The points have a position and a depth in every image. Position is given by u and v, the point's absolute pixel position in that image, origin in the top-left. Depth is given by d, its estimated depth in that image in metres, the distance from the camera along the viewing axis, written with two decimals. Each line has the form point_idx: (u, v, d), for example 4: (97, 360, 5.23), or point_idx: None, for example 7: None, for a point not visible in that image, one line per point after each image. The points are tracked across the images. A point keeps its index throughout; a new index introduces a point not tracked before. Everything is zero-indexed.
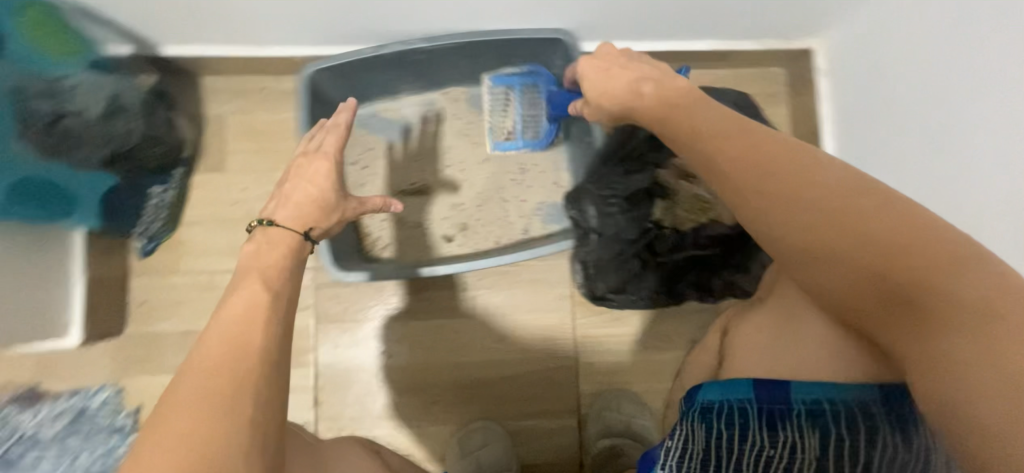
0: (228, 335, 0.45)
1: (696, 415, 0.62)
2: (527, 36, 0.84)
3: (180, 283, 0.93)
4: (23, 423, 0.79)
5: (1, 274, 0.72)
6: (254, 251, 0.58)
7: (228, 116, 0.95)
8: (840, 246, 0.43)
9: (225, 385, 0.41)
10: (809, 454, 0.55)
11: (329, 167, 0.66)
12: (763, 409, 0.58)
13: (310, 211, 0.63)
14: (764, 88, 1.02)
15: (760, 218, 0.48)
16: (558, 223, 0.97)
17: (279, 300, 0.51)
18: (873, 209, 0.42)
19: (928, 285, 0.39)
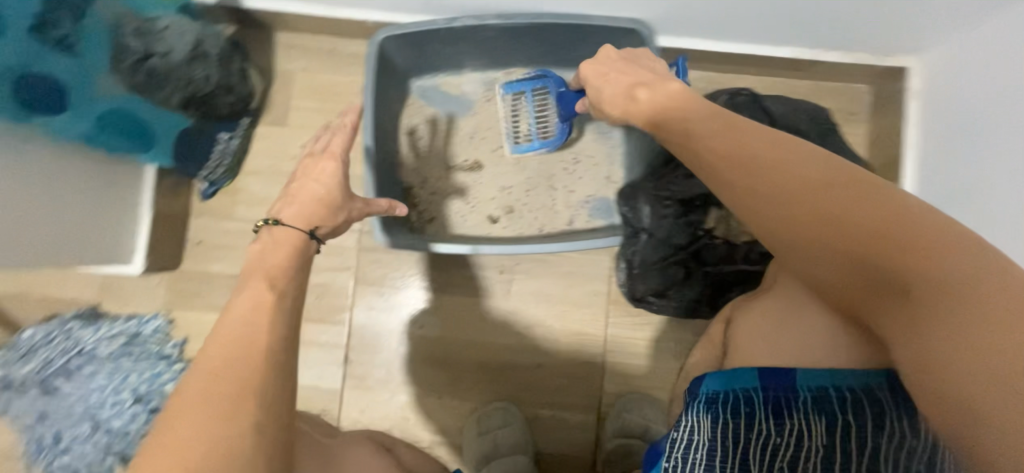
0: (231, 335, 0.45)
1: (702, 406, 0.63)
2: (601, 24, 0.81)
3: (234, 228, 0.97)
4: (83, 338, 0.89)
5: (75, 205, 0.76)
6: (258, 252, 0.55)
7: (296, 73, 0.98)
8: (841, 239, 0.43)
9: (226, 391, 0.42)
10: (816, 442, 0.54)
11: (336, 166, 0.62)
12: (769, 398, 0.59)
13: (316, 211, 0.59)
14: (844, 105, 0.97)
15: (761, 211, 0.47)
16: (604, 218, 0.95)
17: (284, 299, 0.50)
18: (870, 201, 0.42)
19: (927, 280, 0.40)
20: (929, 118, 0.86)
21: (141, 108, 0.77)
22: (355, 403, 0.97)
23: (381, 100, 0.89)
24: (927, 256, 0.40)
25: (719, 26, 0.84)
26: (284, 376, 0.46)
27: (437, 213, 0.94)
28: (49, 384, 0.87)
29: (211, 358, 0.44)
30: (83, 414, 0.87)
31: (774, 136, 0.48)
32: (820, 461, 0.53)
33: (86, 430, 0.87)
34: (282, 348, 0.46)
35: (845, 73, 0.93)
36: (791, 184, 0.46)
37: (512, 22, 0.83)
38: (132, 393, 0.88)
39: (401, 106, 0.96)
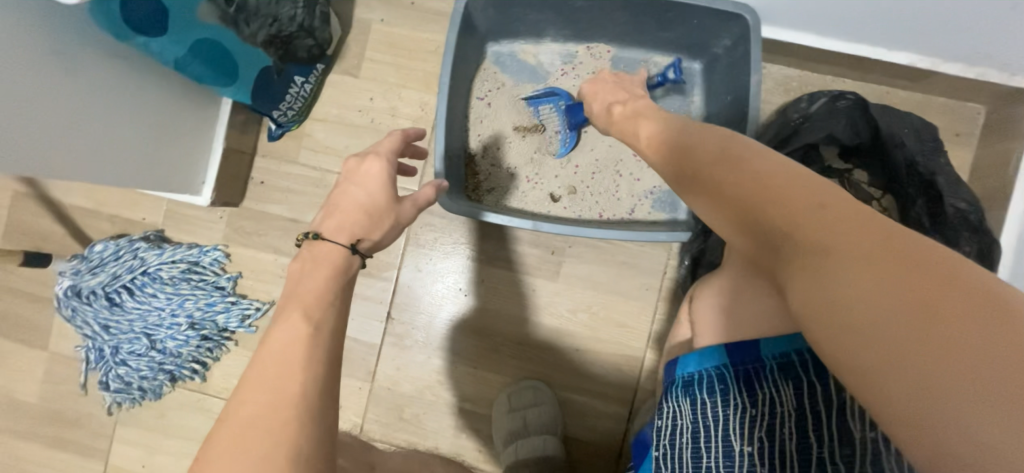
0: (264, 380, 0.43)
1: (680, 391, 0.60)
2: (703, 5, 0.76)
3: (295, 173, 0.98)
4: (149, 260, 0.94)
5: (141, 134, 0.75)
6: (298, 273, 0.54)
7: (374, 23, 0.96)
8: (770, 204, 0.42)
9: (261, 442, 0.40)
10: (787, 407, 0.50)
11: (381, 170, 0.61)
12: (739, 372, 0.54)
13: (359, 219, 0.58)
14: (951, 124, 0.88)
15: (715, 179, 0.48)
16: (667, 212, 0.91)
17: (320, 332, 0.48)
18: (755, 161, 0.46)
19: (796, 225, 0.40)
20: None
21: (233, 43, 0.76)
22: (392, 359, 0.99)
23: (460, 61, 0.86)
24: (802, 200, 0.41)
25: (830, 20, 0.77)
26: (321, 424, 0.44)
27: (498, 183, 0.93)
28: (115, 297, 0.94)
29: (245, 405, 0.43)
30: (141, 332, 0.94)
31: (699, 127, 0.55)
32: (794, 427, 0.49)
33: (142, 347, 0.94)
34: (318, 391, 0.44)
35: (960, 89, 0.84)
36: (703, 157, 0.51)
37: None
38: (187, 319, 0.95)
39: (475, 69, 0.93)
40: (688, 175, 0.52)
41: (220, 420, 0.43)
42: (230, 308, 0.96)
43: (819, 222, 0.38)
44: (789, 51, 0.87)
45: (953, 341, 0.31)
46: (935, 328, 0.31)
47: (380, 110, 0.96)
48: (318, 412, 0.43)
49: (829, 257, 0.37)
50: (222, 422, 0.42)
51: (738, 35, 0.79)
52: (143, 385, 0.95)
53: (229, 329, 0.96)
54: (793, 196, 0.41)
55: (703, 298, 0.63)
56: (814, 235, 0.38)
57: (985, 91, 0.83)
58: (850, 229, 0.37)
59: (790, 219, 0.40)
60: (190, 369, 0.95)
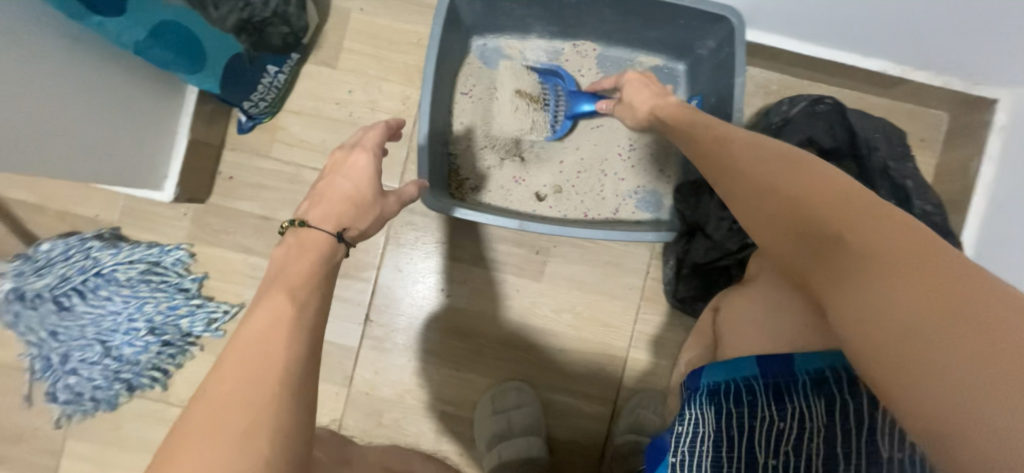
0: (245, 352, 0.39)
1: (704, 397, 0.58)
2: (688, 6, 0.77)
3: (267, 168, 0.93)
4: (102, 260, 0.87)
5: (89, 117, 0.67)
6: (282, 257, 0.50)
7: (353, 12, 0.92)
8: (810, 205, 0.43)
9: (236, 419, 0.36)
10: (817, 423, 0.48)
11: (369, 161, 0.58)
12: (769, 384, 0.53)
13: (345, 209, 0.55)
14: (918, 130, 0.93)
15: (753, 177, 0.49)
16: (651, 212, 0.91)
17: (306, 313, 0.44)
18: (789, 165, 0.47)
19: (830, 232, 0.41)
20: (1008, 159, 0.81)
21: (197, 24, 0.70)
22: (370, 363, 0.95)
23: (445, 55, 0.84)
24: (835, 205, 0.41)
25: (810, 25, 0.79)
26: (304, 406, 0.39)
27: (482, 182, 0.90)
28: (64, 301, 0.86)
29: (221, 387, 0.37)
30: (94, 338, 0.87)
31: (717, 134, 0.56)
32: (821, 443, 0.47)
33: (95, 354, 0.87)
34: (302, 373, 0.40)
35: (926, 96, 0.89)
36: (739, 156, 0.52)
37: None
38: (146, 324, 0.88)
39: (458, 64, 0.91)
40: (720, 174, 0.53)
41: (191, 402, 0.37)
42: (195, 311, 0.90)
43: (865, 227, 0.39)
44: (770, 55, 0.88)
45: (984, 353, 0.31)
46: (979, 335, 0.31)
47: (360, 103, 0.92)
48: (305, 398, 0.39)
49: (861, 266, 0.38)
50: (191, 404, 0.37)
51: (723, 36, 0.80)
52: (96, 395, 0.88)
53: (193, 334, 0.90)
54: (832, 203, 0.41)
55: (732, 308, 0.65)
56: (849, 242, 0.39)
57: (949, 99, 0.87)
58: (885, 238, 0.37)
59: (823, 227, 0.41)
60: (149, 377, 0.89)
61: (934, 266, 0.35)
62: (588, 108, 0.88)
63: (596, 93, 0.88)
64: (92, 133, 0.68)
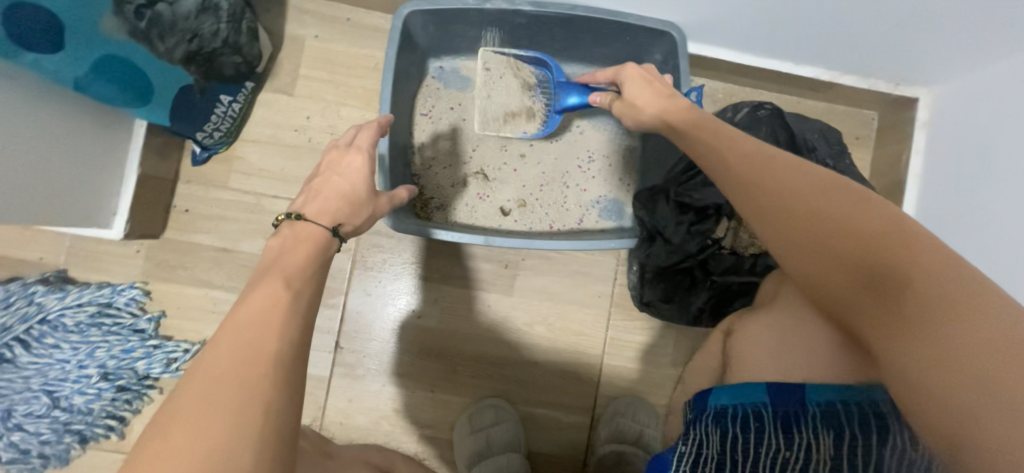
0: (240, 335, 0.42)
1: (710, 419, 0.59)
2: (631, 23, 0.81)
3: (226, 199, 0.90)
4: (48, 306, 0.82)
5: (37, 154, 0.65)
6: (279, 248, 0.53)
7: (308, 40, 0.92)
8: (853, 228, 0.43)
9: (231, 396, 0.38)
10: (823, 455, 0.48)
11: (362, 161, 0.63)
12: (777, 414, 0.53)
13: (339, 205, 0.59)
14: (853, 129, 0.99)
15: (776, 189, 0.48)
16: (614, 220, 0.93)
17: (300, 300, 0.47)
18: (833, 202, 0.45)
19: (877, 278, 0.41)
20: (934, 152, 0.88)
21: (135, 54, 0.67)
22: (343, 391, 0.93)
23: (402, 76, 0.85)
24: (886, 252, 0.41)
25: (747, 37, 0.85)
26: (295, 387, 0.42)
27: (447, 200, 0.91)
28: (4, 353, 0.80)
29: (215, 365, 0.40)
30: (39, 390, 0.81)
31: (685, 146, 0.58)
32: None
33: (41, 407, 0.81)
34: (293, 356, 0.43)
35: (857, 97, 0.96)
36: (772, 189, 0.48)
37: (545, 11, 0.81)
38: (99, 369, 0.83)
39: (417, 86, 0.92)
40: (742, 201, 0.51)
41: (187, 376, 0.40)
42: (152, 352, 0.85)
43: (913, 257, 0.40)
44: (714, 67, 0.93)
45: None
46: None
47: (319, 129, 0.92)
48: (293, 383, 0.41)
49: (908, 317, 0.39)
50: (187, 377, 0.39)
51: (667, 50, 0.84)
52: (45, 451, 0.82)
53: (151, 376, 0.85)
54: (877, 232, 0.42)
55: (748, 336, 0.64)
56: (896, 290, 0.40)
57: (877, 100, 0.94)
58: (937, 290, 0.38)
59: (871, 273, 0.42)
60: (104, 426, 0.84)
61: (983, 324, 0.36)
62: (576, 100, 0.82)
63: (590, 86, 0.82)
64: (42, 168, 0.66)
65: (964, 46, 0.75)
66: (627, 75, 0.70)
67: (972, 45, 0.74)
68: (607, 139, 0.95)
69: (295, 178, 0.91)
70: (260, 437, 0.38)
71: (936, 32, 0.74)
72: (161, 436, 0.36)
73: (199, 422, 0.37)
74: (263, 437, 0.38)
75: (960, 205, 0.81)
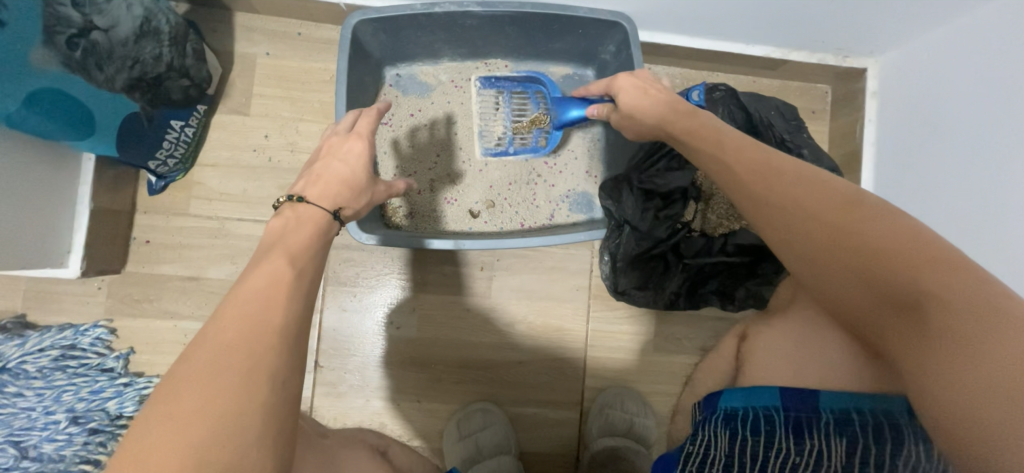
0: (247, 309, 0.42)
1: (719, 421, 0.59)
2: (582, 16, 0.81)
3: (187, 226, 0.88)
4: (7, 354, 0.79)
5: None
6: (280, 228, 0.54)
7: (259, 57, 0.91)
8: (865, 245, 0.42)
9: (241, 364, 0.39)
10: (835, 464, 0.50)
11: (363, 147, 0.65)
12: (789, 417, 0.54)
13: (340, 190, 0.61)
14: (809, 103, 1.01)
15: (788, 205, 0.47)
16: (584, 212, 0.93)
17: (303, 277, 0.48)
18: (857, 218, 0.43)
19: (898, 296, 0.40)
20: (885, 117, 0.91)
21: (69, 84, 0.64)
22: (327, 410, 0.91)
23: (356, 87, 0.84)
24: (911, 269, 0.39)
25: (696, 23, 0.86)
26: (297, 364, 0.42)
27: (416, 207, 0.91)
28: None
29: (221, 338, 0.40)
30: (4, 441, 0.75)
31: None
32: None
33: (8, 459, 0.75)
34: (297, 329, 0.43)
35: (809, 73, 0.97)
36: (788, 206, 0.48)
37: (494, 11, 0.80)
38: (67, 414, 0.79)
39: (374, 95, 0.92)
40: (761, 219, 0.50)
41: (191, 347, 0.40)
42: (123, 391, 0.82)
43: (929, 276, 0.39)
44: (668, 54, 0.95)
45: None
46: None
47: (278, 146, 0.90)
48: (291, 360, 0.42)
49: (931, 336, 0.38)
50: (193, 347, 0.40)
51: (619, 41, 0.84)
52: None
53: (125, 415, 0.81)
54: (890, 252, 0.41)
55: (765, 343, 0.66)
56: (916, 308, 0.39)
57: (829, 73, 0.96)
58: (965, 309, 0.37)
59: (891, 291, 0.41)
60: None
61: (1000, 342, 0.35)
62: (577, 114, 0.82)
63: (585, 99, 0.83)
64: None
65: (901, 12, 0.77)
66: (621, 84, 0.71)
67: (919, 8, 0.75)
68: (571, 133, 0.95)
69: (257, 198, 0.89)
70: (269, 403, 0.39)
71: (873, 2, 0.76)
72: (170, 401, 0.37)
73: (205, 390, 0.37)
74: (270, 402, 0.39)
75: (913, 162, 0.84)
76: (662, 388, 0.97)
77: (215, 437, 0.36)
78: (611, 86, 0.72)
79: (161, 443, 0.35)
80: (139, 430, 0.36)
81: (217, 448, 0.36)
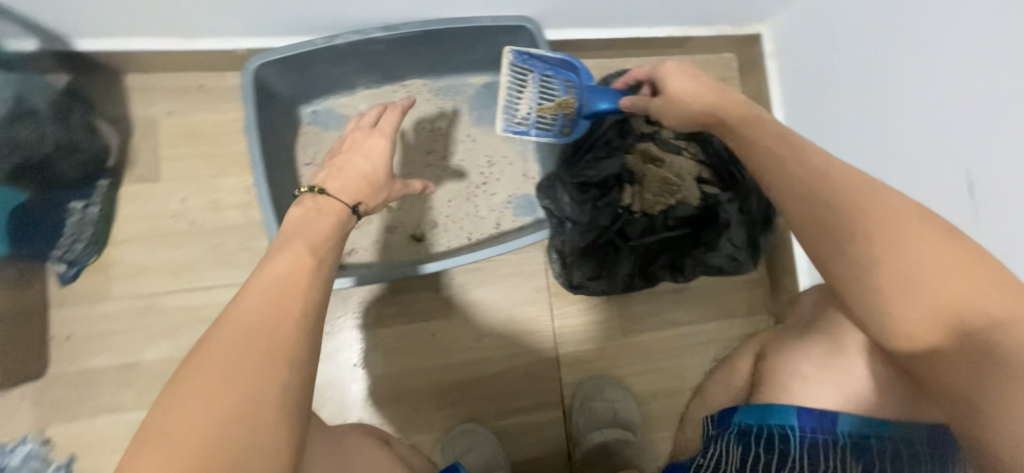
0: (273, 292, 0.43)
1: (732, 436, 0.56)
2: (488, 24, 0.81)
3: (113, 311, 0.81)
4: None
5: None
6: (301, 217, 0.55)
7: (160, 118, 0.85)
8: (918, 244, 0.40)
9: (263, 347, 0.39)
10: None
11: (385, 144, 0.66)
12: (805, 438, 0.52)
13: (360, 185, 0.62)
14: (717, 74, 1.04)
15: (850, 191, 0.43)
16: (529, 214, 0.94)
17: (321, 267, 0.49)
18: (930, 220, 0.41)
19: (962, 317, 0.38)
20: (787, 75, 0.97)
21: None
22: None
23: (268, 133, 0.81)
24: (967, 281, 0.39)
25: (600, 14, 0.89)
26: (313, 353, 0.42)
27: (359, 242, 0.89)
28: None
29: (245, 314, 0.41)
30: None
31: None
32: None
33: None
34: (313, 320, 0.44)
35: (713, 45, 1.02)
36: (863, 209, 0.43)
37: (398, 33, 0.79)
38: None
39: (294, 137, 0.88)
40: (807, 195, 0.45)
41: (213, 327, 0.41)
42: None
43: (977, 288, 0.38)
44: (580, 47, 0.96)
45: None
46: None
47: (199, 208, 0.85)
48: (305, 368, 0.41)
49: (969, 342, 0.38)
50: (216, 327, 0.41)
51: (527, 44, 0.85)
52: None
53: None
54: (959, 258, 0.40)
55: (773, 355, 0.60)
56: (985, 342, 0.37)
57: (731, 42, 1.01)
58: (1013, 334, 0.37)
59: (939, 300, 0.39)
60: None
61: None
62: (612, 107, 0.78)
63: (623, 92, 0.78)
64: None
65: None
66: (665, 70, 0.66)
67: None
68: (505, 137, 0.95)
69: (185, 265, 0.84)
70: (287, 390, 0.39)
71: None
72: (192, 381, 0.37)
73: (227, 367, 0.38)
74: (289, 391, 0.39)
75: (821, 108, 0.89)
76: (636, 368, 0.99)
77: (236, 415, 0.36)
78: (656, 70, 0.68)
79: (184, 425, 0.35)
80: (161, 407, 0.36)
81: (237, 426, 0.36)
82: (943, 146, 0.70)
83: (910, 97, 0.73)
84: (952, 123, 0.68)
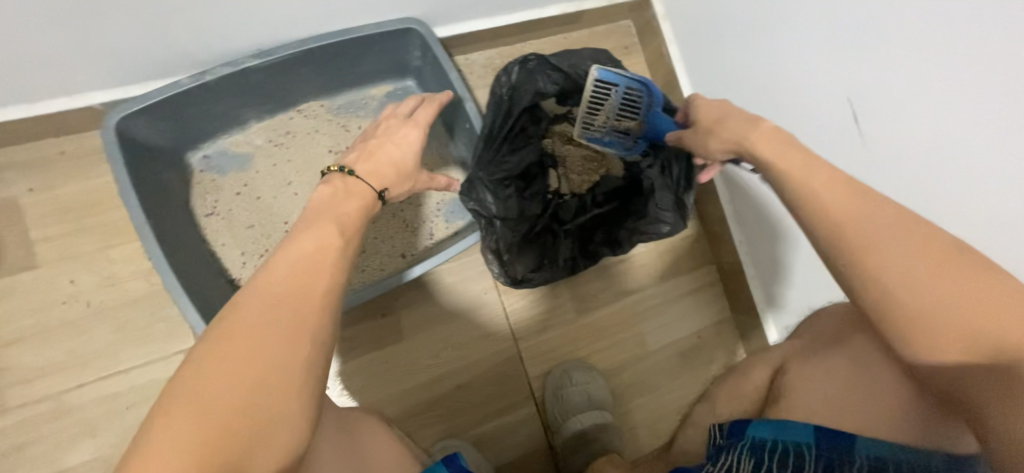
0: (300, 267, 0.44)
1: (745, 449, 0.51)
2: (372, 32, 0.77)
3: (15, 423, 0.72)
4: None
5: None
6: (330, 196, 0.54)
7: (23, 197, 0.75)
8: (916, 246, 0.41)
9: (290, 321, 0.40)
10: None
11: (419, 134, 0.65)
12: (822, 457, 0.48)
13: (389, 172, 0.61)
14: (619, 41, 1.05)
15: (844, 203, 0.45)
16: (461, 217, 0.91)
17: (346, 249, 0.48)
18: (928, 227, 0.42)
19: (980, 338, 0.39)
20: (679, 35, 0.98)
21: None
22: None
23: (152, 191, 0.74)
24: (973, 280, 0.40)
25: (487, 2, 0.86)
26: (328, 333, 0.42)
27: None
28: None
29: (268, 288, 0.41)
30: None
31: None
32: None
33: None
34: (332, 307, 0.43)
35: (608, 14, 1.02)
36: (871, 217, 0.43)
37: (274, 58, 0.74)
38: None
39: (186, 188, 0.81)
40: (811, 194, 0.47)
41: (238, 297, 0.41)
42: None
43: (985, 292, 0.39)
44: (477, 39, 0.93)
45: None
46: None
47: (93, 287, 0.76)
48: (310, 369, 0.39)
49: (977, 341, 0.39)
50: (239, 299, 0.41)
51: (420, 46, 0.82)
52: None
53: None
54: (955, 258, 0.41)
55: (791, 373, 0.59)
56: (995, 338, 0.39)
57: (623, 9, 1.02)
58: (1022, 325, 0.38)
59: (951, 300, 0.40)
60: None
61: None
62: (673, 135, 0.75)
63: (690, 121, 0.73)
64: None
65: None
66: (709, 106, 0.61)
67: None
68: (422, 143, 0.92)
69: (90, 353, 0.75)
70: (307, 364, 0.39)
71: None
72: (221, 342, 0.37)
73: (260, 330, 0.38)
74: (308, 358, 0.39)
75: (716, 60, 0.90)
76: (599, 345, 1.00)
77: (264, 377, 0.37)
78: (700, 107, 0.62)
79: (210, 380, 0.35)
80: (195, 358, 0.37)
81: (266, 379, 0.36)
82: (831, 78, 0.72)
83: (798, 35, 0.75)
84: (833, 56, 0.71)
